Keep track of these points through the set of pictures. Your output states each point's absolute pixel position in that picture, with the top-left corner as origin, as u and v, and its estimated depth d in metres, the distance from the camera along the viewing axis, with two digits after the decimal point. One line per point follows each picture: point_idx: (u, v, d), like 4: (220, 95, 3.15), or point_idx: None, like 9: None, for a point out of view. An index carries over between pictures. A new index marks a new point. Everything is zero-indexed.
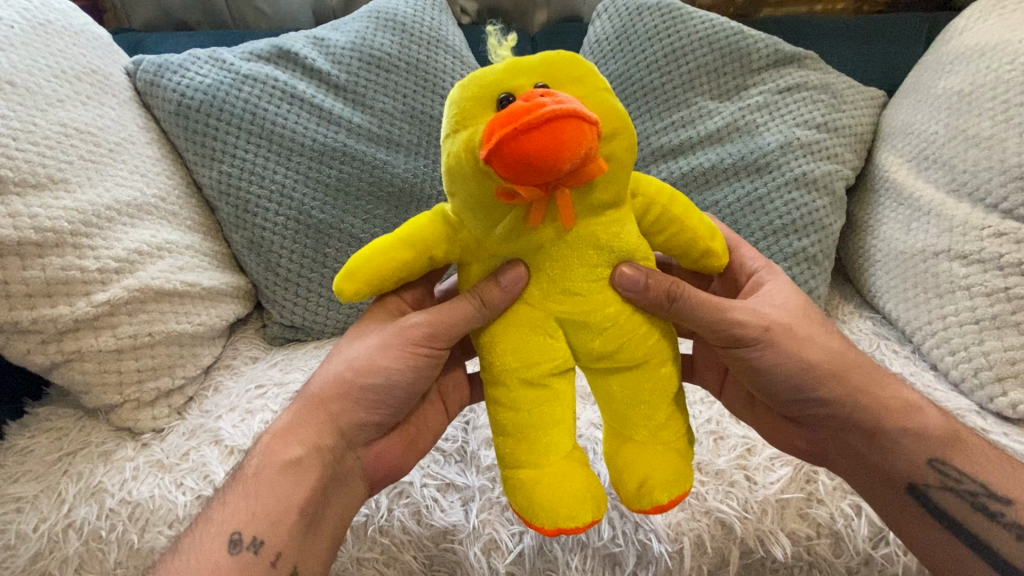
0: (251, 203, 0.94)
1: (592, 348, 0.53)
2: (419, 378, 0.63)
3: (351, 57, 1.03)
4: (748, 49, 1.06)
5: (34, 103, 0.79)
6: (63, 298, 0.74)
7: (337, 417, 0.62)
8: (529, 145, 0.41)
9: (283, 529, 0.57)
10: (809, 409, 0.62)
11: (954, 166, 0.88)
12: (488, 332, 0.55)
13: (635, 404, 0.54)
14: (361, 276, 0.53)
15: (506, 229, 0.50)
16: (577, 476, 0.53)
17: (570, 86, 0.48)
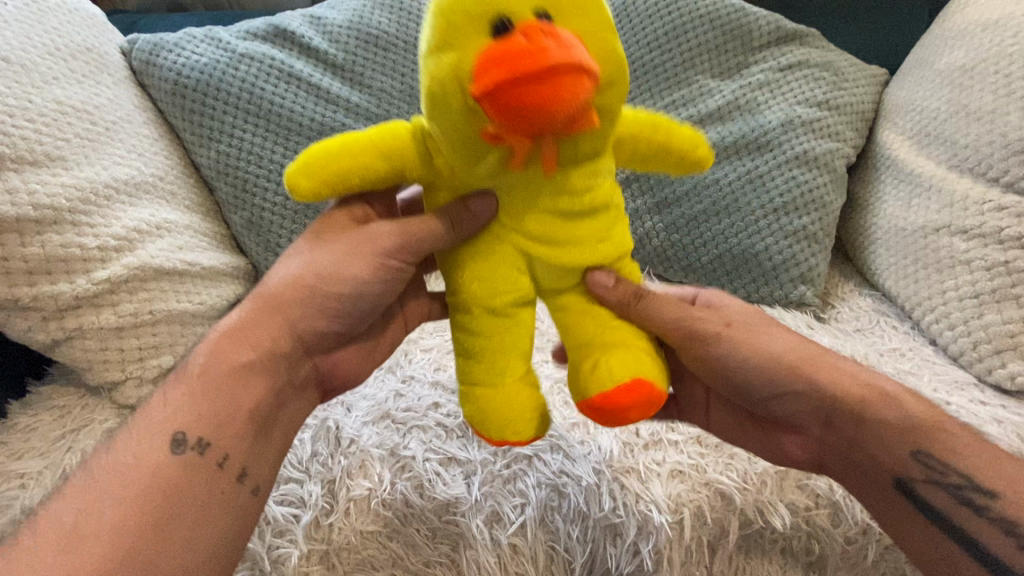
0: (250, 183, 0.93)
1: (554, 281, 0.54)
2: (381, 297, 0.62)
3: (349, 36, 1.02)
4: (750, 26, 1.05)
5: (28, 80, 0.78)
6: (63, 275, 0.73)
7: (296, 322, 0.61)
8: (522, 97, 0.40)
9: (231, 433, 0.57)
10: (783, 407, 0.62)
11: (956, 141, 0.87)
12: (460, 259, 0.55)
13: (595, 330, 0.54)
14: (321, 174, 0.51)
15: (490, 167, 0.48)
16: (605, 377, 0.50)
17: (571, 17, 0.44)
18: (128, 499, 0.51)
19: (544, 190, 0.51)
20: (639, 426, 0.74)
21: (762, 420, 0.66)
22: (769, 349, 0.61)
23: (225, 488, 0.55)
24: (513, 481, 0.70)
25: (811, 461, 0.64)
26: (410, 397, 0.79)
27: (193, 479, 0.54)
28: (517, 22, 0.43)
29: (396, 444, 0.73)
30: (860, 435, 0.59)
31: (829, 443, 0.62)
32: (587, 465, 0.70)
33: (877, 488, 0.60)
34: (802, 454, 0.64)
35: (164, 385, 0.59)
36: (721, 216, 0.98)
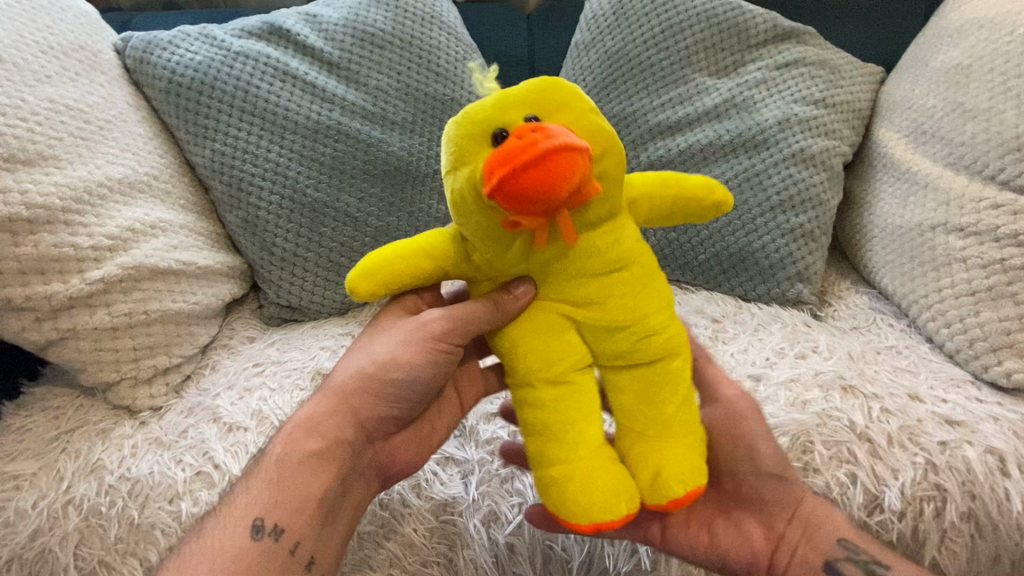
0: (245, 181, 0.93)
1: (608, 349, 0.53)
2: (435, 381, 0.62)
3: (344, 34, 1.01)
4: (747, 25, 1.05)
5: (21, 79, 0.78)
6: (57, 275, 0.73)
7: (358, 408, 0.61)
8: (532, 185, 0.43)
9: (303, 520, 0.56)
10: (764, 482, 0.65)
11: (952, 140, 0.88)
12: (509, 337, 0.55)
13: (651, 397, 0.52)
14: (378, 278, 0.55)
15: (516, 252, 0.52)
16: (653, 458, 0.51)
17: (556, 113, 0.50)
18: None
19: (577, 262, 0.52)
20: None
21: (725, 499, 0.67)
22: (751, 439, 0.65)
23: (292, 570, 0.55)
24: (510, 481, 0.69)
25: (764, 552, 0.64)
26: None
27: (269, 562, 0.54)
28: (512, 130, 0.48)
29: None
30: (812, 511, 0.64)
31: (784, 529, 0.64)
32: None
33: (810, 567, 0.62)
34: (762, 544, 0.64)
35: (245, 475, 0.59)
36: (718, 215, 0.99)
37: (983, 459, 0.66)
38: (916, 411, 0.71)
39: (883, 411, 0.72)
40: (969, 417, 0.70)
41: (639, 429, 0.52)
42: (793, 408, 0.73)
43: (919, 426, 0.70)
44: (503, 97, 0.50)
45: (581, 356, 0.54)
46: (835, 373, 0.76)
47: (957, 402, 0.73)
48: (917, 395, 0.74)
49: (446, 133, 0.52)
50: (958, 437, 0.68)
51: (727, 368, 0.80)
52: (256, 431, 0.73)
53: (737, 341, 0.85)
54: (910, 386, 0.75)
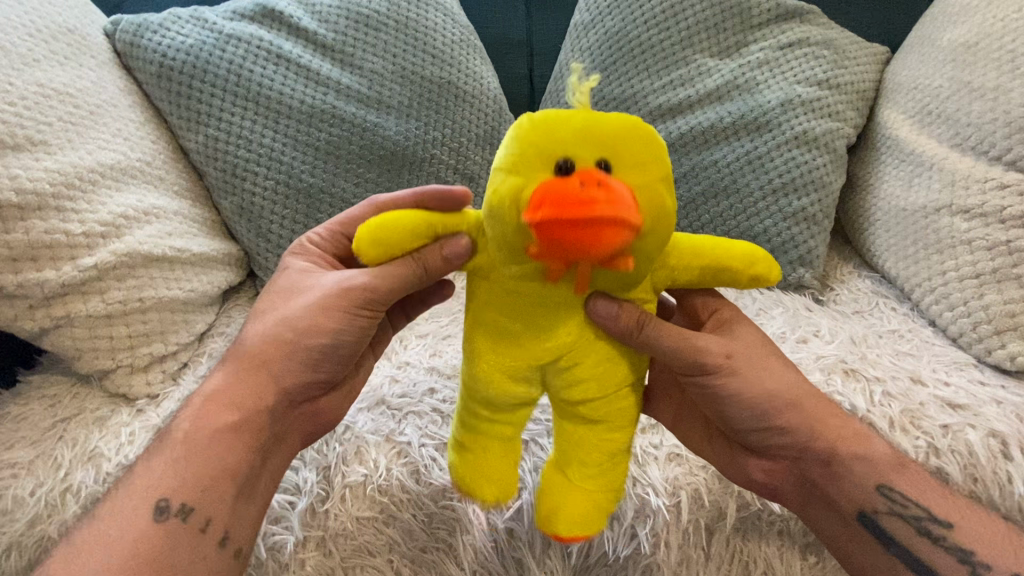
0: (240, 167, 0.91)
1: (565, 390, 0.54)
2: (358, 343, 0.63)
3: (338, 16, 1.00)
4: (749, 4, 1.03)
5: (9, 63, 0.76)
6: (48, 262, 0.72)
7: (277, 378, 0.61)
8: (570, 236, 0.42)
9: (215, 494, 0.57)
10: (774, 439, 0.61)
11: (958, 120, 0.86)
12: (472, 340, 0.55)
13: (584, 448, 0.55)
14: (383, 246, 0.54)
15: (518, 272, 0.50)
16: (551, 496, 0.56)
17: (629, 168, 0.47)
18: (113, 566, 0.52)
19: (574, 305, 0.53)
20: None
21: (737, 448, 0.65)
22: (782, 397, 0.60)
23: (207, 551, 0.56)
24: None
25: (769, 488, 0.63)
26: (406, 382, 0.78)
27: (177, 543, 0.54)
28: (579, 166, 0.46)
29: (392, 430, 0.72)
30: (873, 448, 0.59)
31: (800, 471, 0.61)
32: None
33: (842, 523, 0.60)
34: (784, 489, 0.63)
35: (165, 432, 0.61)
36: (719, 198, 0.97)
37: (986, 442, 0.66)
38: (918, 395, 0.71)
39: (885, 394, 0.71)
40: (972, 400, 0.70)
41: (560, 467, 0.57)
42: None
43: (921, 409, 0.69)
44: (593, 118, 0.48)
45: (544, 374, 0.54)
46: (837, 357, 0.76)
47: (960, 385, 0.72)
48: (920, 378, 0.73)
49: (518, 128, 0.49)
50: (961, 420, 0.68)
51: None
52: None
53: None
54: (912, 369, 0.74)
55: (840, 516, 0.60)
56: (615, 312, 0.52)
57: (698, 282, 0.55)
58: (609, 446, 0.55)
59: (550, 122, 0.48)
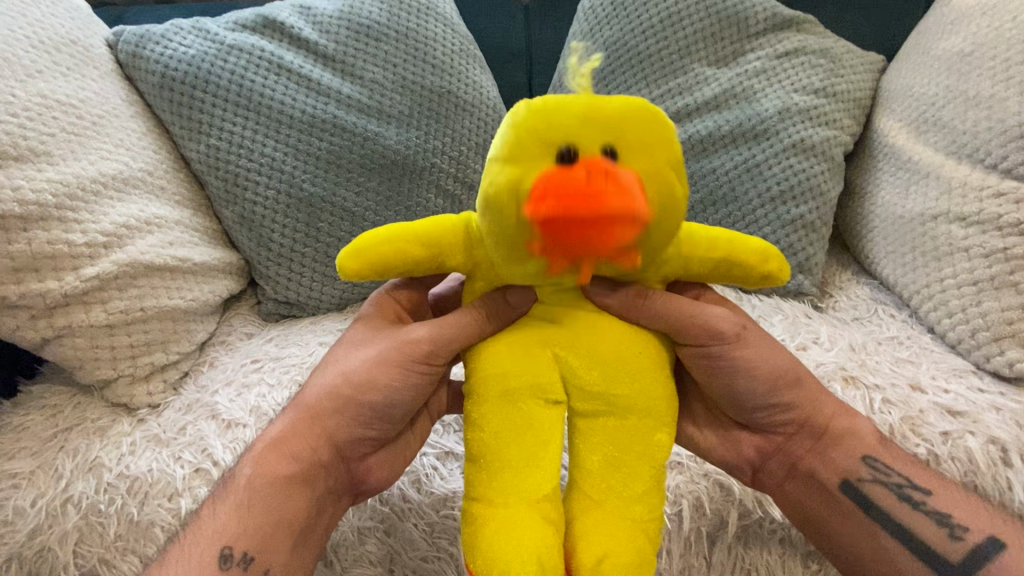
0: (241, 176, 0.92)
1: (583, 381, 0.51)
2: (413, 405, 0.61)
3: (339, 26, 1.00)
4: (746, 14, 1.04)
5: (12, 74, 0.77)
6: (50, 273, 0.72)
7: (331, 433, 0.60)
8: (578, 236, 0.42)
9: (274, 545, 0.56)
10: (772, 417, 0.63)
11: (954, 128, 0.87)
12: (487, 349, 0.54)
13: (617, 467, 0.51)
14: (367, 261, 0.51)
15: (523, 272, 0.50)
16: (593, 544, 0.50)
17: (637, 154, 0.45)
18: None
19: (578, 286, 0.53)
20: None
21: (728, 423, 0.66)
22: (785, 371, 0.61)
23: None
24: None
25: (754, 463, 0.65)
26: None
27: None
28: (582, 152, 0.44)
29: None
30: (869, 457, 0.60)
31: (786, 450, 0.63)
32: None
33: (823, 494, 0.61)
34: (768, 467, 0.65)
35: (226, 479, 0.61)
36: (718, 206, 0.98)
37: (986, 449, 0.66)
38: (918, 402, 0.71)
39: (884, 402, 0.71)
40: (971, 407, 0.70)
41: (593, 499, 0.51)
42: None
43: (921, 416, 0.69)
44: (595, 100, 0.47)
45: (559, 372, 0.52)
46: (837, 364, 0.76)
47: (959, 392, 0.72)
48: (919, 385, 0.74)
49: (513, 114, 0.48)
50: (960, 427, 0.68)
51: None
52: (256, 427, 0.73)
53: None
54: (911, 377, 0.75)
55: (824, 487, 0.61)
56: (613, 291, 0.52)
57: (708, 274, 0.55)
58: (642, 456, 0.51)
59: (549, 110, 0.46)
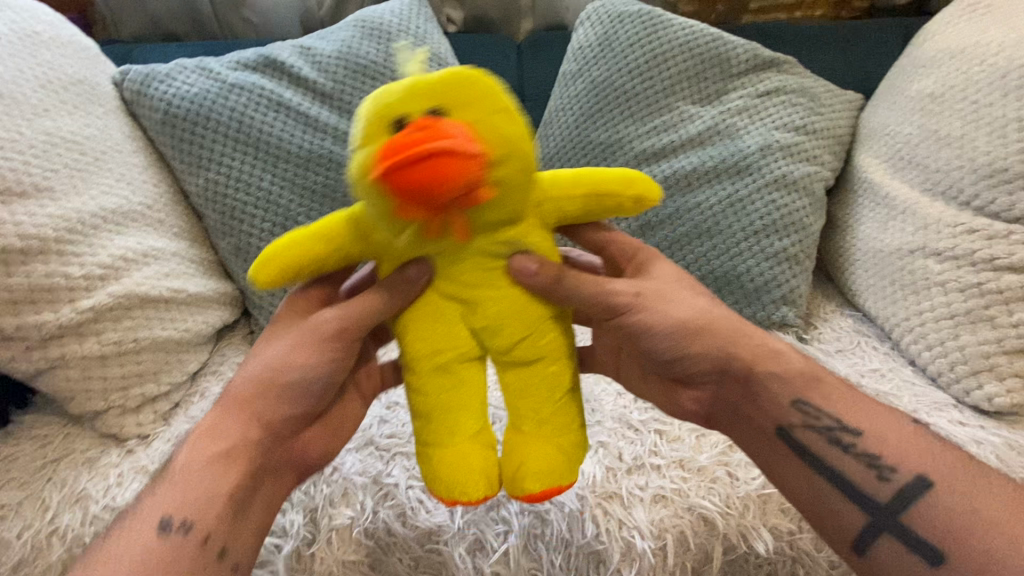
0: (238, 209, 0.95)
1: (492, 337, 0.53)
2: (333, 379, 0.62)
3: (337, 66, 1.05)
4: (727, 55, 1.09)
5: (20, 113, 0.80)
6: (47, 304, 0.73)
7: (256, 411, 0.61)
8: (419, 177, 0.42)
9: (213, 514, 0.56)
10: (684, 365, 0.61)
11: (927, 166, 0.90)
12: (401, 323, 0.55)
13: (529, 393, 0.54)
14: (279, 266, 0.53)
15: (408, 238, 0.50)
16: (517, 459, 0.54)
17: (464, 108, 0.47)
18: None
19: (473, 253, 0.53)
20: (622, 450, 0.72)
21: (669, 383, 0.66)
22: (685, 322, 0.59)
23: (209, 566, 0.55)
24: (495, 508, 0.69)
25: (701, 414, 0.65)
26: (394, 423, 0.78)
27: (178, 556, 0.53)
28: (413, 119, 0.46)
29: (379, 471, 0.72)
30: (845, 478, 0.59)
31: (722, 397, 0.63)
32: (571, 491, 0.69)
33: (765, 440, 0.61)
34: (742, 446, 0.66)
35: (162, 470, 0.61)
36: (703, 239, 1.00)
37: None
38: None
39: None
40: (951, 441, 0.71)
41: (518, 427, 0.55)
42: None
43: None
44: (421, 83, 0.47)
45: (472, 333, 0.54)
46: None
47: (939, 425, 0.73)
48: None
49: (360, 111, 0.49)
50: None
51: None
52: None
53: None
54: None
55: (759, 426, 0.61)
56: (536, 270, 0.52)
57: (585, 213, 0.56)
58: (555, 388, 0.55)
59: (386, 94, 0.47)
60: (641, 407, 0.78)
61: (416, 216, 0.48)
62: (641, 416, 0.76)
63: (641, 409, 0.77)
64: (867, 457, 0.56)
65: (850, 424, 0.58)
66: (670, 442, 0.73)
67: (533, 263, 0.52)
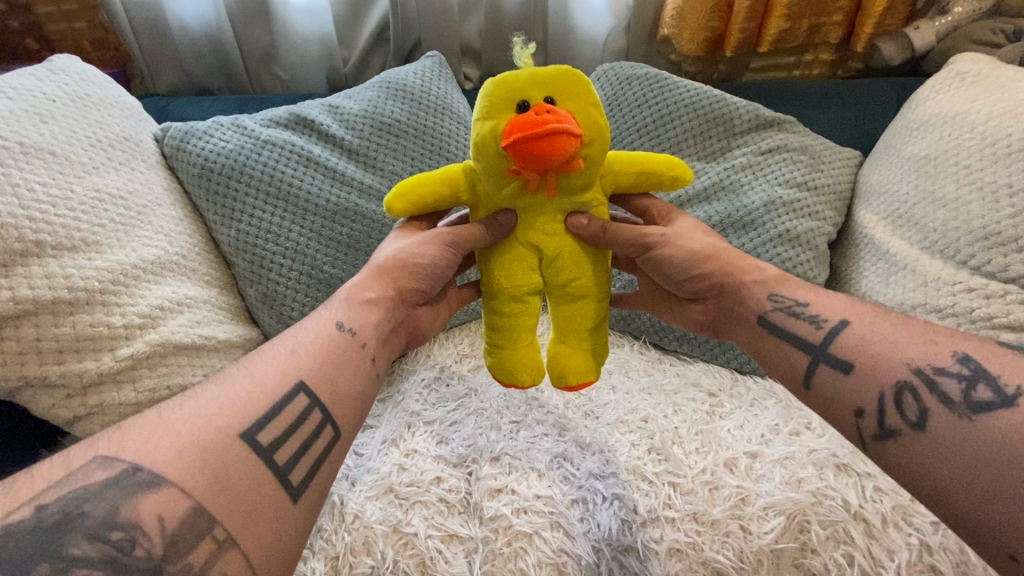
0: (267, 260, 0.99)
1: (559, 275, 0.70)
2: (450, 270, 0.75)
3: (363, 124, 1.11)
4: (731, 115, 1.15)
5: (72, 171, 0.86)
6: (90, 353, 0.78)
7: (397, 283, 0.73)
8: (534, 150, 0.58)
9: (352, 357, 0.65)
10: (701, 288, 0.72)
11: (925, 225, 0.94)
12: (491, 255, 0.71)
13: (575, 319, 0.71)
14: (410, 203, 0.68)
15: (509, 193, 0.67)
16: (562, 364, 0.71)
17: (561, 96, 0.63)
18: (299, 369, 0.60)
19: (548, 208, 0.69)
20: (637, 503, 0.74)
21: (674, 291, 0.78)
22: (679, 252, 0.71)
23: (367, 369, 0.66)
24: (513, 559, 0.70)
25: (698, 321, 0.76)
26: (414, 470, 0.80)
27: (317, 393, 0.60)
28: (533, 104, 0.62)
29: (398, 520, 0.74)
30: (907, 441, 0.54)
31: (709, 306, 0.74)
32: (586, 543, 0.71)
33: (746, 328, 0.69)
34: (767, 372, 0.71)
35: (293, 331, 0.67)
36: None
37: None
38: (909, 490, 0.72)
39: (876, 489, 0.72)
40: None
41: (563, 342, 0.72)
42: (789, 487, 0.74)
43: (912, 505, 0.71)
44: (540, 78, 0.63)
45: (539, 266, 0.70)
46: (829, 451, 0.77)
47: None
48: None
49: (484, 90, 0.64)
50: None
51: (724, 444, 0.80)
52: None
53: (734, 417, 0.85)
54: None
55: (745, 322, 0.69)
56: (586, 224, 0.68)
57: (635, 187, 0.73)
58: (592, 320, 0.71)
59: (509, 80, 0.63)
60: (655, 458, 0.79)
61: (518, 179, 0.65)
62: (655, 468, 0.77)
63: (654, 461, 0.79)
64: (812, 318, 0.64)
65: (805, 300, 0.66)
66: (684, 495, 0.74)
67: (585, 217, 0.69)
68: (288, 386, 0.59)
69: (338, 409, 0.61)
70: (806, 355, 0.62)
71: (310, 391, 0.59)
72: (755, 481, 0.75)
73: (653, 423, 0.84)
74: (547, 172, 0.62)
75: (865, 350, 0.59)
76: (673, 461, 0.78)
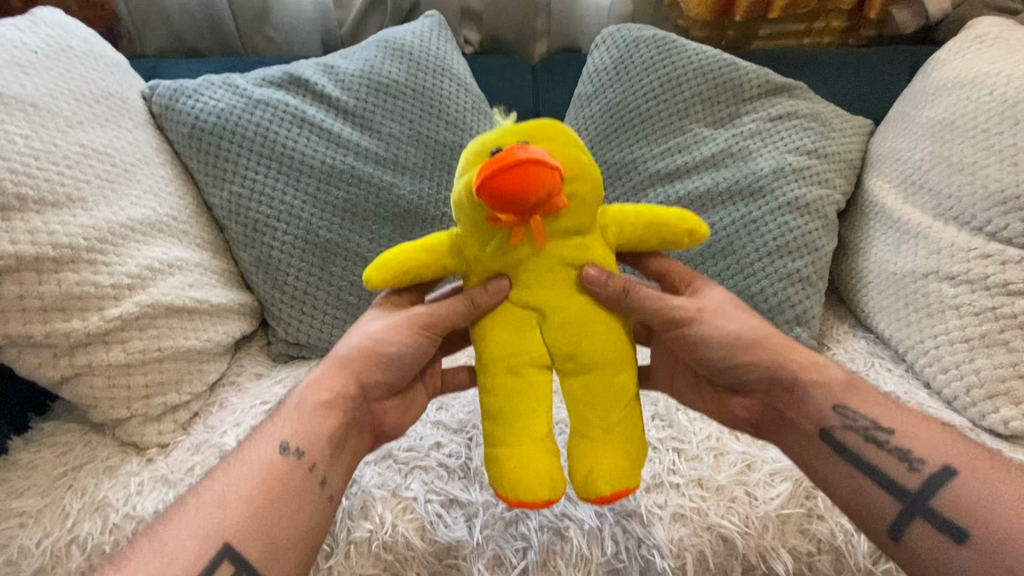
0: (260, 222, 0.96)
1: (563, 346, 0.62)
2: (422, 356, 0.69)
3: (360, 84, 1.07)
4: (741, 80, 1.11)
5: (55, 125, 0.82)
6: (76, 313, 0.75)
7: (357, 374, 0.67)
8: (506, 183, 0.53)
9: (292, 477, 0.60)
10: (740, 375, 0.65)
11: (939, 191, 0.92)
12: (482, 324, 0.64)
13: (597, 400, 0.61)
14: (389, 271, 0.64)
15: (493, 248, 0.62)
16: (587, 462, 0.60)
17: (542, 140, 0.61)
18: (234, 527, 0.55)
19: (546, 262, 0.62)
20: (641, 468, 0.72)
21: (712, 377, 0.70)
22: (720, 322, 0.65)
23: (315, 501, 0.60)
24: (514, 524, 0.69)
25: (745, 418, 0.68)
26: (412, 436, 0.78)
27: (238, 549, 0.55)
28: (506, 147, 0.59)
29: (398, 485, 0.73)
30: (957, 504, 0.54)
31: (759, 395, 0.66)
32: (589, 508, 0.69)
33: (804, 436, 0.63)
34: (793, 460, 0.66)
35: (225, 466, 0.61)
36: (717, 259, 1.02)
37: None
38: None
39: None
40: None
41: (589, 435, 0.61)
42: None
43: None
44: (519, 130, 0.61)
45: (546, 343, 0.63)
46: None
47: None
48: None
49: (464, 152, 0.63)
50: None
51: None
52: None
53: None
54: None
55: (803, 432, 0.63)
56: (605, 279, 0.61)
57: (643, 242, 0.67)
58: (620, 407, 0.62)
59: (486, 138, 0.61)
60: (657, 424, 0.78)
61: (502, 228, 0.60)
62: (659, 434, 0.76)
63: (658, 427, 0.77)
64: (901, 453, 0.58)
65: (884, 424, 0.60)
66: (688, 461, 0.73)
67: (608, 276, 0.62)
68: (215, 549, 0.54)
69: (270, 564, 0.55)
70: (896, 502, 0.57)
71: (237, 553, 0.54)
72: (759, 448, 0.74)
73: (656, 390, 0.83)
74: (530, 212, 0.57)
75: (970, 505, 0.54)
76: (678, 427, 0.77)
